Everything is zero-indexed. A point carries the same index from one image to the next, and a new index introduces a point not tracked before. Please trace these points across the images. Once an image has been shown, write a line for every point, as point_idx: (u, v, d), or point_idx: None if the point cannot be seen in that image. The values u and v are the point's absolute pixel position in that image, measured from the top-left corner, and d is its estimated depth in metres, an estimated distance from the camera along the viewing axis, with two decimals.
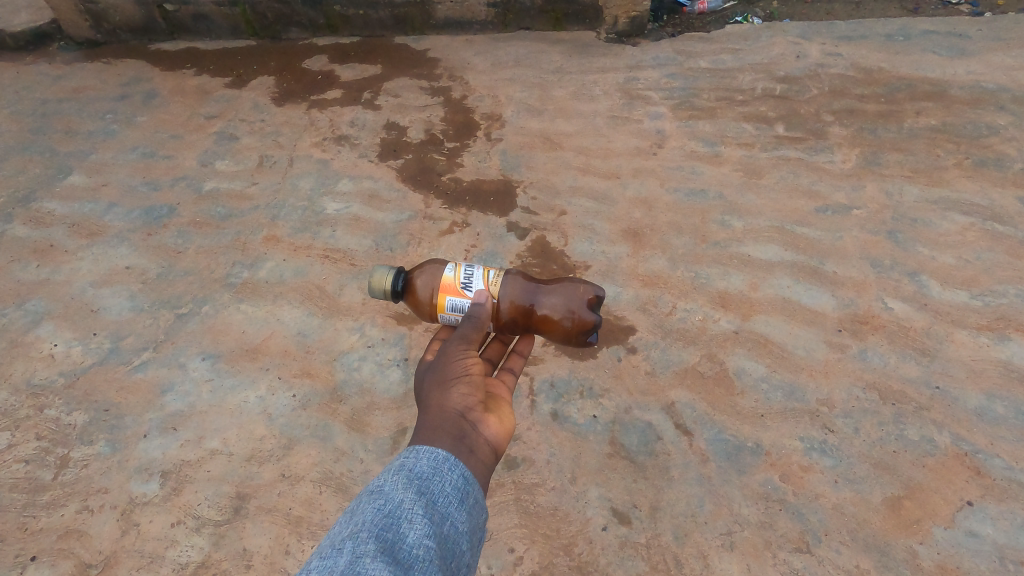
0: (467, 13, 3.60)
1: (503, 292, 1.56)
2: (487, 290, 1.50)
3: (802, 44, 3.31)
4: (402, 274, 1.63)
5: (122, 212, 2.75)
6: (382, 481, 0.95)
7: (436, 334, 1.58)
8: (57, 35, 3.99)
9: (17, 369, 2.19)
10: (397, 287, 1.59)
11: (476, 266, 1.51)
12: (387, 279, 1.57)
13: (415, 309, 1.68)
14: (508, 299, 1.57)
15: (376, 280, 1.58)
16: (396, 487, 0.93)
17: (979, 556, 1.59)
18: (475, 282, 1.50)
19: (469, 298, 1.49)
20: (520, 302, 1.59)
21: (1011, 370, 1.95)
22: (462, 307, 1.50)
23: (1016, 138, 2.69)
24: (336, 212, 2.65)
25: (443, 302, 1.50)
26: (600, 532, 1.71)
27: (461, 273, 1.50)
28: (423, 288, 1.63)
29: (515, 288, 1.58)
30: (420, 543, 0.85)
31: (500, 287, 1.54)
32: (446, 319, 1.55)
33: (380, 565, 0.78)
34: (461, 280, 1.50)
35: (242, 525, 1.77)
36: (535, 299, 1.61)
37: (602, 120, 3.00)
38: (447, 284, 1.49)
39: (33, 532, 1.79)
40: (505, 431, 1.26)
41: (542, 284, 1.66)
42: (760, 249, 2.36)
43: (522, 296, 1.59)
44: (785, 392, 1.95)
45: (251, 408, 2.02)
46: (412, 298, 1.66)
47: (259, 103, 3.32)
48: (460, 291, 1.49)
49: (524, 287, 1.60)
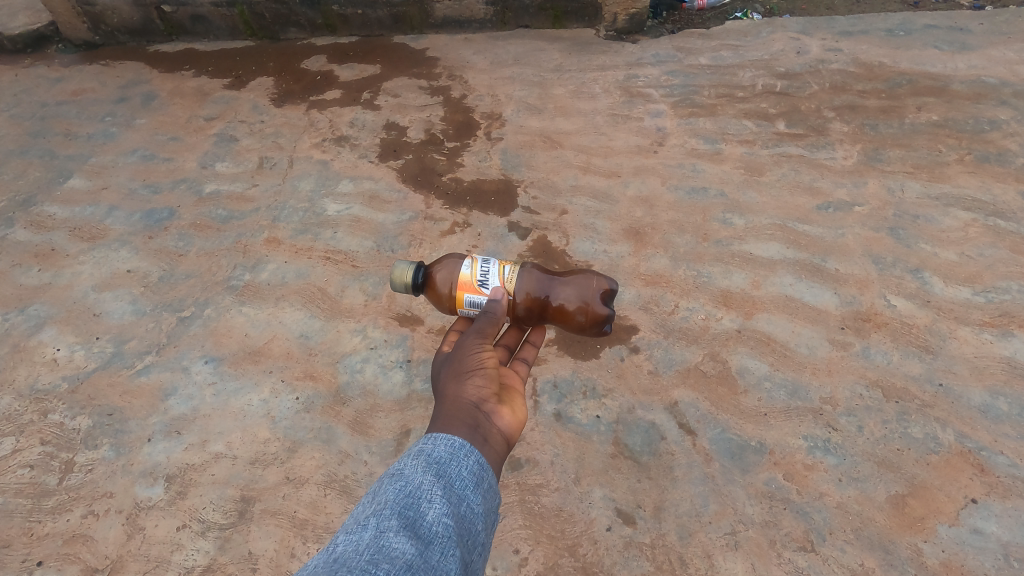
0: (466, 12, 3.59)
1: (520, 285, 1.60)
2: (503, 286, 1.50)
3: (802, 39, 3.30)
4: (422, 268, 1.63)
5: (122, 215, 2.75)
6: (402, 464, 0.96)
7: (454, 324, 1.60)
8: (55, 37, 3.98)
9: (20, 374, 2.19)
10: (417, 281, 1.60)
11: (491, 262, 1.50)
12: (408, 273, 1.57)
13: (434, 302, 1.68)
14: (523, 291, 1.61)
15: (397, 274, 1.58)
16: (416, 469, 0.94)
17: (984, 555, 1.59)
18: (491, 278, 1.49)
19: (485, 295, 1.49)
20: (535, 295, 1.62)
21: (1014, 366, 1.95)
22: (479, 303, 1.51)
23: (1018, 133, 2.68)
24: (336, 213, 2.65)
25: (460, 298, 1.51)
26: (605, 532, 1.71)
27: (477, 269, 1.50)
28: (443, 282, 1.63)
29: (530, 281, 1.62)
30: (440, 521, 0.86)
31: (517, 282, 1.57)
32: (465, 313, 1.56)
33: (403, 540, 0.80)
34: (477, 277, 1.49)
35: (247, 529, 1.77)
36: (551, 291, 1.63)
37: (602, 118, 2.99)
38: (464, 282, 1.49)
39: (40, 537, 1.79)
40: (518, 422, 1.24)
41: (556, 277, 1.67)
42: (761, 246, 2.36)
43: (538, 289, 1.62)
44: (788, 391, 1.95)
45: (255, 412, 2.02)
46: (431, 292, 1.66)
47: (259, 104, 3.31)
48: (477, 288, 1.49)
49: (539, 280, 1.63)
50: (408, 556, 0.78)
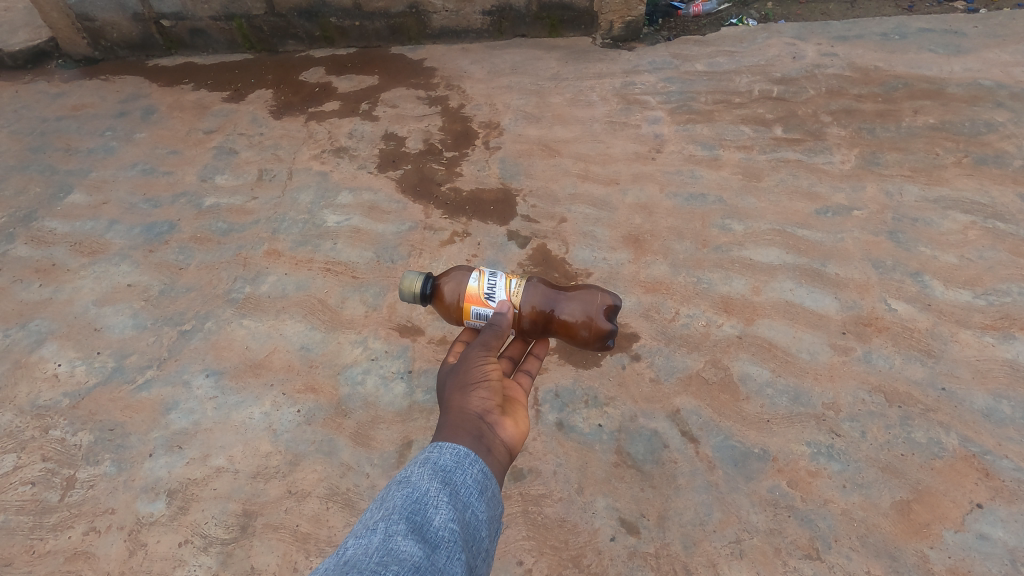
0: (463, 22, 3.63)
1: (526, 299, 1.60)
2: (510, 300, 1.49)
3: (798, 44, 3.32)
4: (430, 279, 1.63)
5: (123, 229, 2.76)
6: (408, 471, 0.95)
7: (461, 335, 1.61)
8: (55, 52, 4.01)
9: (21, 390, 2.18)
10: (426, 292, 1.59)
11: (498, 275, 1.50)
12: (417, 283, 1.57)
13: (442, 313, 1.67)
14: (529, 304, 1.61)
15: (406, 284, 1.58)
16: (422, 476, 0.94)
17: (991, 561, 1.58)
18: (498, 292, 1.49)
19: (492, 308, 1.49)
20: (541, 308, 1.62)
21: (1017, 369, 1.94)
22: (485, 316, 1.50)
23: (1016, 135, 2.69)
24: (336, 224, 2.65)
25: (467, 311, 1.51)
26: (609, 542, 1.70)
27: (485, 282, 1.49)
28: (451, 294, 1.63)
29: (536, 295, 1.62)
30: (446, 526, 0.86)
31: (523, 295, 1.58)
32: (471, 325, 1.55)
33: (411, 543, 0.80)
34: (485, 290, 1.49)
35: (248, 543, 1.76)
36: (556, 305, 1.63)
37: (600, 125, 3.00)
38: (471, 294, 1.49)
39: (41, 554, 1.78)
40: (521, 433, 1.23)
41: (561, 291, 1.68)
42: (761, 251, 2.37)
43: (544, 302, 1.62)
44: (790, 397, 1.94)
45: (256, 425, 2.02)
46: (440, 303, 1.65)
47: (258, 116, 3.33)
48: (484, 301, 1.49)
49: (545, 294, 1.64)
50: (416, 558, 0.78)
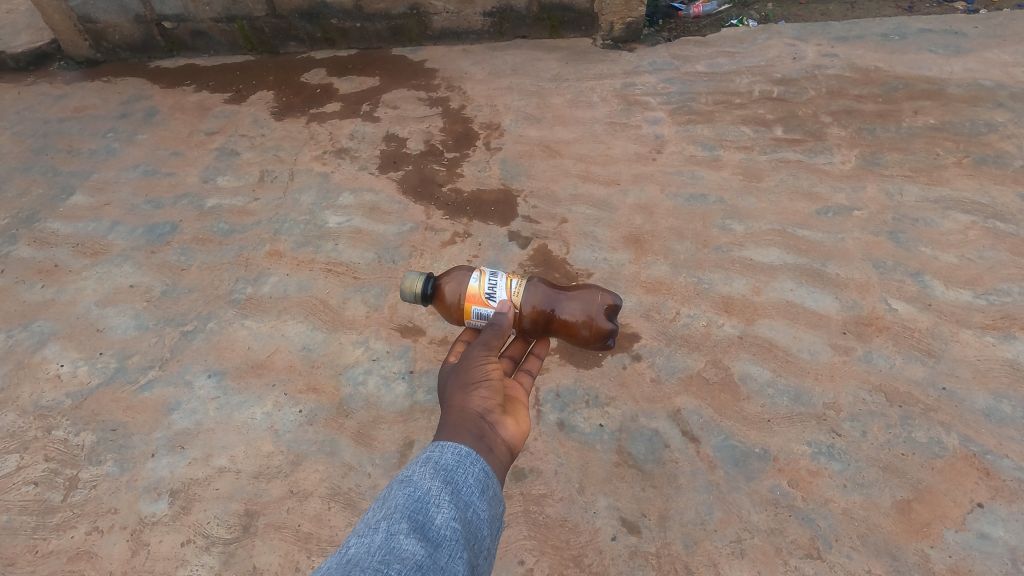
0: (464, 24, 3.64)
1: (527, 299, 1.61)
2: (511, 300, 1.50)
3: (798, 45, 3.32)
4: (431, 279, 1.63)
5: (125, 231, 2.76)
6: (409, 471, 0.96)
7: (462, 335, 1.61)
8: (57, 55, 4.02)
9: (24, 391, 2.19)
10: (427, 292, 1.60)
11: (499, 275, 1.51)
12: (418, 283, 1.58)
13: (443, 313, 1.68)
14: (529, 304, 1.61)
15: (407, 284, 1.58)
16: (424, 475, 0.94)
17: (991, 560, 1.58)
18: (499, 291, 1.49)
19: (493, 308, 1.49)
20: (541, 308, 1.62)
21: (1017, 369, 1.94)
22: (486, 315, 1.51)
23: (1016, 135, 2.69)
24: (337, 225, 2.66)
25: (468, 310, 1.51)
26: (610, 541, 1.70)
27: (485, 282, 1.50)
28: (452, 294, 1.63)
29: (537, 295, 1.63)
30: (448, 525, 0.87)
31: (524, 295, 1.58)
32: (473, 324, 1.55)
33: (413, 542, 0.81)
34: (485, 290, 1.49)
35: (251, 543, 1.77)
36: (557, 305, 1.63)
37: (600, 126, 3.01)
38: (472, 294, 1.49)
39: (44, 554, 1.79)
40: (522, 433, 1.24)
41: (562, 291, 1.68)
42: (762, 251, 2.37)
43: (544, 302, 1.62)
44: (791, 397, 1.94)
45: (258, 425, 2.03)
46: (441, 303, 1.66)
47: (259, 118, 3.34)
48: (485, 301, 1.49)
49: (545, 293, 1.64)
50: (418, 557, 0.79)
